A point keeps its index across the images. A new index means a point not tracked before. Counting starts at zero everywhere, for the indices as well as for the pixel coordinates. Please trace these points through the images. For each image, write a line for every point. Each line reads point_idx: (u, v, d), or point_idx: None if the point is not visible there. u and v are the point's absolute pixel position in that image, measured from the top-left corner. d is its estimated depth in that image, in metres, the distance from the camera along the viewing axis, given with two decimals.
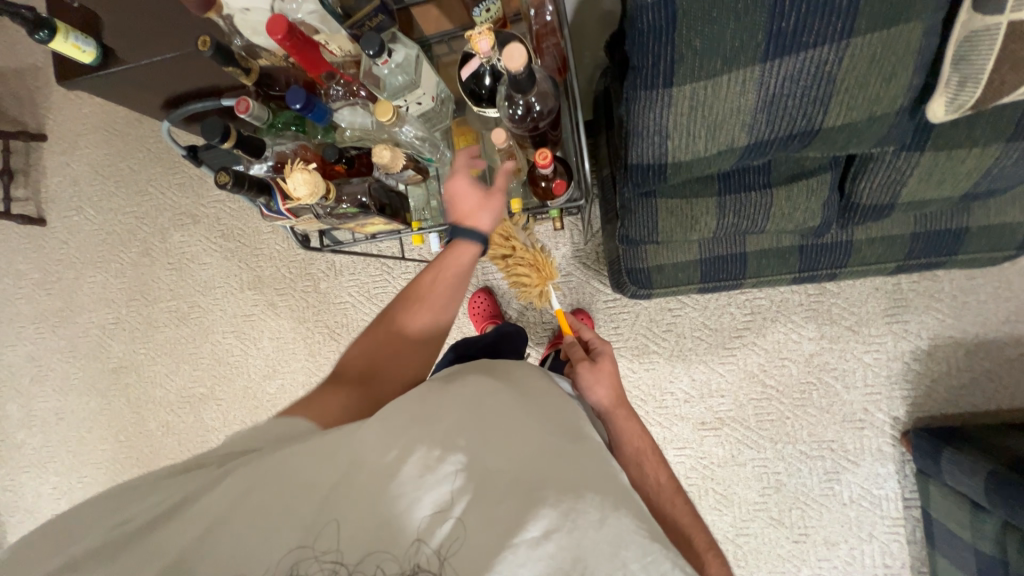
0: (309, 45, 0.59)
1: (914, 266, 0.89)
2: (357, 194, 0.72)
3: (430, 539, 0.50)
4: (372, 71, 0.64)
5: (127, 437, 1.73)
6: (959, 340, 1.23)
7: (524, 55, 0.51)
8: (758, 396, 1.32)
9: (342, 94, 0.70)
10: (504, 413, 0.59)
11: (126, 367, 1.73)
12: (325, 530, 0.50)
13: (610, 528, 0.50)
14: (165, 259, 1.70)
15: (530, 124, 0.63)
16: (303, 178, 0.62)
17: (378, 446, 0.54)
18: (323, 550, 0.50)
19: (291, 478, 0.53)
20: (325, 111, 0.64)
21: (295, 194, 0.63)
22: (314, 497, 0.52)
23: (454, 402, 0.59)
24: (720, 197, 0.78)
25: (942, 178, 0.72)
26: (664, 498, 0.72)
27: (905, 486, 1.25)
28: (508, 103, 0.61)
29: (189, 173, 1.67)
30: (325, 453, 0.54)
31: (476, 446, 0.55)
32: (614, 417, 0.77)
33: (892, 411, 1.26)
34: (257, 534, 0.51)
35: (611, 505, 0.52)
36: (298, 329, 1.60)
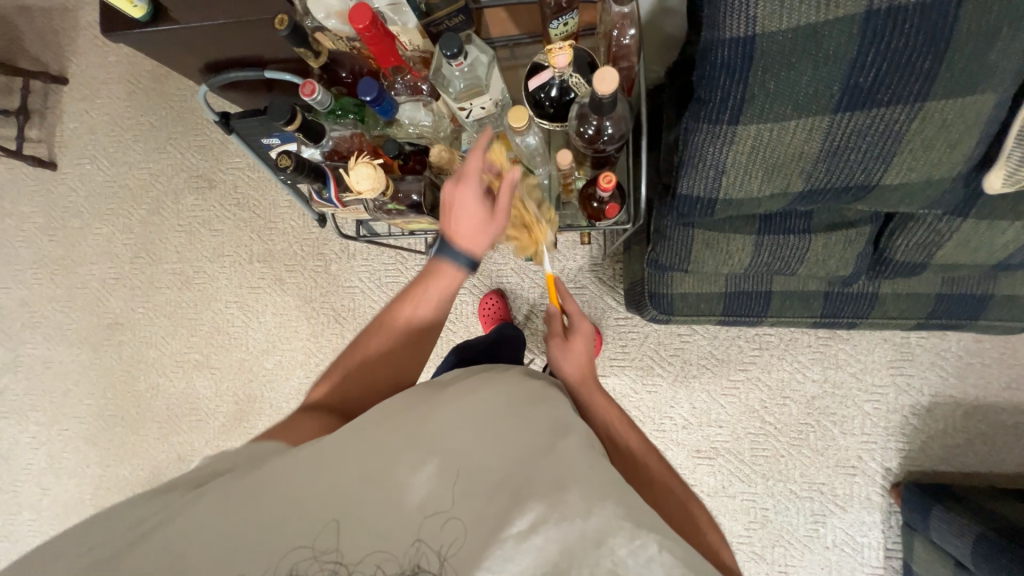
0: (387, 38, 0.59)
1: (934, 326, 0.90)
2: (411, 193, 0.69)
3: (432, 538, 0.47)
4: (441, 70, 0.63)
5: (113, 395, 1.70)
6: (958, 400, 1.24)
7: (616, 79, 0.50)
8: (755, 431, 1.33)
9: (406, 88, 0.70)
10: (497, 411, 0.59)
11: (123, 324, 1.70)
12: (325, 528, 0.47)
13: (595, 519, 0.48)
14: (175, 220, 1.67)
15: (598, 146, 0.63)
16: (367, 172, 0.61)
17: (373, 448, 0.52)
18: (324, 549, 0.46)
19: (280, 483, 0.50)
20: (392, 104, 0.63)
21: (356, 188, 0.62)
22: (312, 496, 0.49)
23: (442, 404, 0.59)
24: (758, 236, 0.78)
25: (978, 247, 0.72)
26: (637, 463, 0.69)
27: (888, 537, 1.27)
28: (579, 121, 0.61)
29: (211, 137, 1.64)
30: (319, 459, 0.52)
31: (463, 444, 0.54)
32: (584, 391, 0.76)
33: (885, 462, 1.27)
34: (249, 537, 0.47)
35: (597, 495, 0.51)
36: (302, 308, 1.58)
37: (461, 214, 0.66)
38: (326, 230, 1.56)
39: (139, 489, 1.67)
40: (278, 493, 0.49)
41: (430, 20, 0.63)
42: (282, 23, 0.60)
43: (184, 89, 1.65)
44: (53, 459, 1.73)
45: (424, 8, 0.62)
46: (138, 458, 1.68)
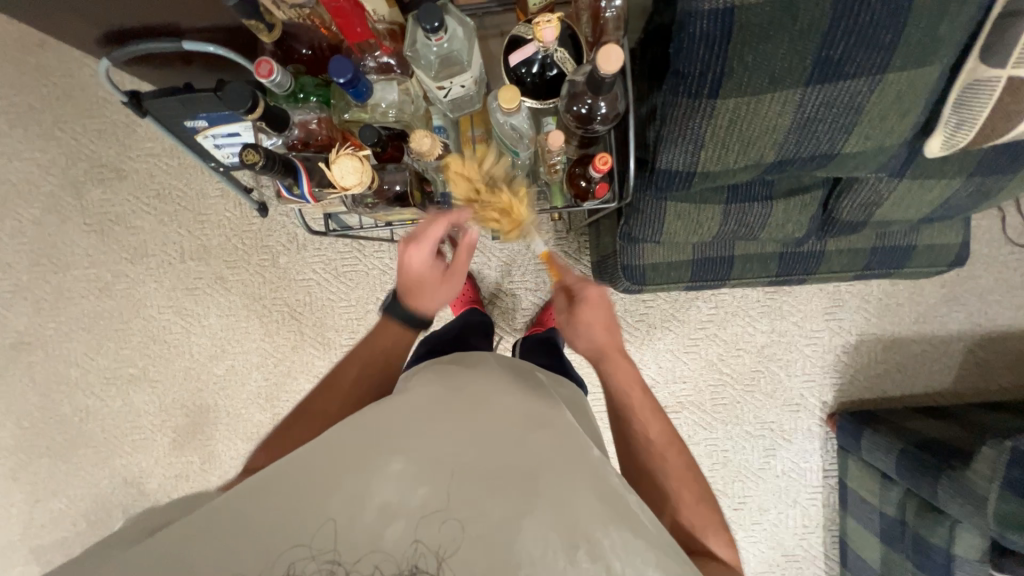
0: (353, 6, 0.53)
1: (868, 276, 1.00)
2: (395, 184, 0.67)
3: (431, 537, 0.43)
4: (418, 43, 0.58)
5: (32, 423, 1.49)
6: (879, 336, 1.42)
7: (622, 57, 0.49)
8: (715, 382, 1.44)
9: (375, 68, 0.64)
10: (467, 399, 0.54)
11: (30, 343, 1.48)
12: (322, 526, 0.42)
13: (566, 507, 0.46)
14: (80, 218, 1.44)
15: (588, 125, 0.61)
16: (352, 166, 0.57)
17: (350, 446, 0.48)
18: (320, 549, 0.42)
19: (245, 509, 0.44)
20: (366, 87, 0.58)
21: (342, 183, 0.58)
22: (295, 500, 0.44)
23: (407, 406, 0.53)
24: (725, 206, 0.81)
25: (911, 203, 0.81)
26: (653, 450, 0.74)
27: (826, 459, 1.45)
28: (570, 101, 0.58)
29: (112, 118, 1.41)
30: (283, 478, 0.46)
31: (435, 437, 0.49)
32: (606, 367, 0.81)
33: (822, 397, 1.44)
34: (242, 547, 0.42)
35: (568, 477, 0.48)
36: (251, 306, 1.46)
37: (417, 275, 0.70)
38: (268, 220, 1.43)
39: (82, 520, 1.51)
40: (253, 507, 0.44)
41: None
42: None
43: (67, 60, 1.39)
44: None
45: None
46: (75, 489, 1.50)
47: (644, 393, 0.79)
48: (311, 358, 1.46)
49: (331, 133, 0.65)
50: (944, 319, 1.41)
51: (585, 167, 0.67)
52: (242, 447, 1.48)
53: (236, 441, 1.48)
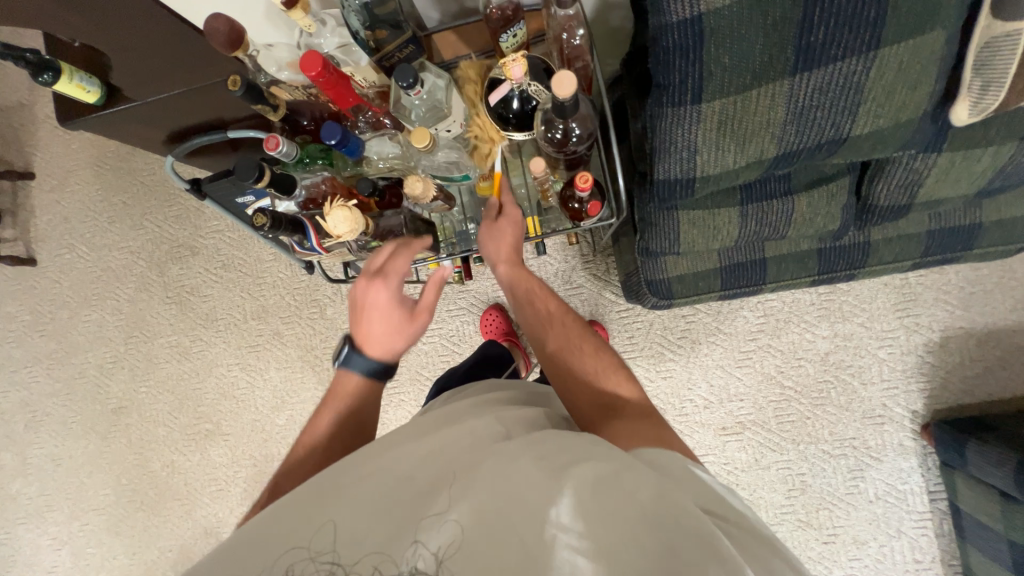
0: (341, 79, 0.61)
1: (930, 263, 0.90)
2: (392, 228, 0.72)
3: (427, 537, 0.45)
4: (401, 101, 0.65)
5: (129, 480, 1.67)
6: (969, 330, 1.24)
7: (574, 81, 0.51)
8: (776, 398, 1.32)
9: (369, 125, 0.71)
10: (429, 426, 0.62)
11: (126, 407, 1.68)
12: (323, 527, 0.48)
13: (510, 480, 0.49)
14: (163, 293, 1.66)
15: (568, 148, 0.63)
16: (343, 217, 0.62)
17: (328, 477, 0.55)
18: (320, 550, 0.46)
19: (264, 521, 0.50)
20: (359, 144, 0.65)
21: (335, 232, 0.63)
22: (288, 522, 0.50)
23: (393, 435, 0.61)
24: (742, 207, 0.78)
25: (958, 177, 0.73)
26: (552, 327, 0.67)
27: (929, 479, 1.25)
28: (546, 128, 0.61)
29: (186, 205, 1.64)
30: (297, 493, 0.53)
31: (411, 456, 0.56)
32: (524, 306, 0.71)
33: (910, 405, 1.26)
34: (242, 560, 0.47)
35: (513, 456, 0.52)
36: (306, 357, 1.57)
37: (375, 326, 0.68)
38: (315, 276, 1.56)
39: (171, 571, 1.63)
40: (268, 521, 0.50)
41: (381, 54, 0.66)
42: (236, 83, 0.61)
43: (151, 163, 1.65)
44: (77, 557, 1.69)
45: (373, 45, 0.65)
46: (164, 540, 1.64)
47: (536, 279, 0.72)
48: None
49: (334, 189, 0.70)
50: None
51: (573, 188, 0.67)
52: None
53: None
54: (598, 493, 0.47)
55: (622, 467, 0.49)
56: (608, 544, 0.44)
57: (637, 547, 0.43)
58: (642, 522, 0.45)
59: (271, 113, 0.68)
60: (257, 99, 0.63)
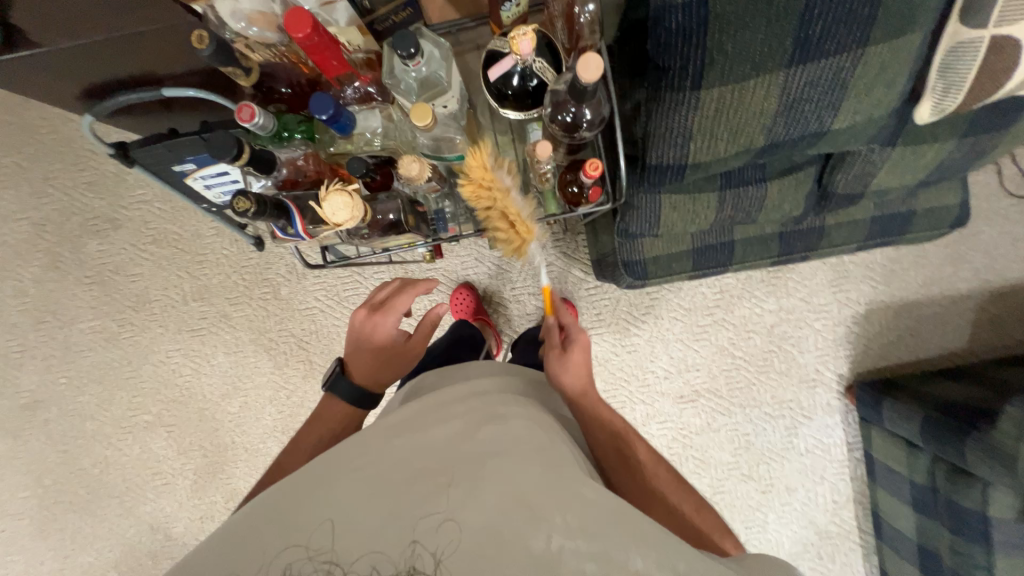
0: (328, 43, 0.55)
1: (871, 246, 0.99)
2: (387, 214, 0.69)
3: (428, 538, 0.46)
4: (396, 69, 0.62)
5: (53, 481, 1.50)
6: (888, 303, 1.41)
7: (600, 65, 0.50)
8: (728, 367, 1.43)
9: (355, 97, 0.66)
10: (430, 413, 0.62)
11: (43, 401, 1.48)
12: (319, 527, 0.47)
13: (511, 482, 0.51)
14: (79, 272, 1.45)
15: (576, 133, 0.61)
16: (342, 204, 0.60)
17: (319, 469, 0.54)
18: (317, 550, 0.46)
19: (255, 517, 0.50)
20: (349, 120, 0.60)
21: (333, 219, 0.61)
22: (279, 514, 0.50)
23: (383, 429, 0.60)
24: (720, 192, 0.80)
25: (905, 170, 0.80)
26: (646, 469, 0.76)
27: (849, 432, 1.44)
28: (556, 110, 0.59)
29: (101, 170, 1.42)
30: (286, 490, 0.52)
31: (405, 449, 0.55)
32: (582, 406, 0.81)
33: (838, 370, 1.42)
34: (230, 560, 0.47)
35: (518, 459, 0.54)
36: (258, 341, 1.46)
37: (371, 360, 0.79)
38: (265, 253, 1.43)
39: (112, 571, 1.51)
40: (260, 517, 0.50)
41: (374, 16, 0.67)
42: (202, 41, 0.58)
43: (51, 119, 1.40)
44: None
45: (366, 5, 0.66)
46: (102, 541, 1.51)
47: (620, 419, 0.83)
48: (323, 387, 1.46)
49: (319, 167, 0.68)
50: (951, 279, 1.40)
51: (576, 173, 0.68)
52: None
53: (256, 476, 1.48)
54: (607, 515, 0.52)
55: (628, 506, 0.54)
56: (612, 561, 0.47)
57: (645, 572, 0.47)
58: (646, 543, 0.50)
59: (242, 78, 0.65)
60: (228, 60, 0.60)
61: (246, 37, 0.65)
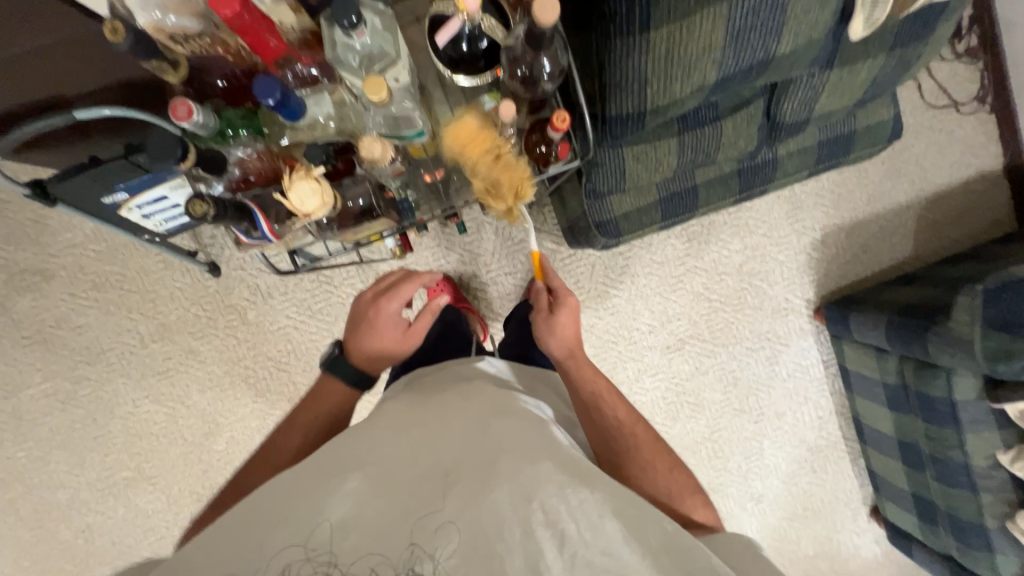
0: (259, 21, 0.55)
1: (822, 170, 1.04)
2: (357, 197, 0.70)
3: (426, 539, 0.52)
4: (340, 42, 0.58)
5: (35, 561, 1.39)
6: (841, 225, 1.50)
7: (554, 6, 0.50)
8: (706, 311, 1.49)
9: (301, 81, 0.63)
10: (438, 415, 0.67)
11: (4, 480, 1.36)
12: (320, 529, 0.53)
13: (521, 482, 0.56)
14: (16, 334, 1.32)
15: (537, 87, 0.61)
16: (310, 189, 0.61)
17: (325, 470, 0.59)
18: (317, 551, 0.52)
19: (265, 510, 0.56)
20: (299, 106, 0.59)
21: (304, 209, 0.62)
22: (285, 513, 0.55)
23: (388, 430, 0.65)
24: (679, 136, 0.82)
25: (843, 90, 0.84)
26: (629, 432, 0.79)
27: (823, 351, 1.53)
28: (515, 65, 0.59)
29: (18, 219, 1.29)
30: (292, 490, 0.57)
31: (411, 448, 0.62)
32: (567, 364, 0.86)
33: (805, 295, 1.51)
34: (240, 555, 0.52)
35: (524, 457, 0.59)
36: (234, 371, 1.38)
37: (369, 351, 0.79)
38: (224, 279, 1.35)
39: None
40: (267, 514, 0.55)
41: None
42: (115, 32, 0.57)
43: None
44: None
45: None
46: None
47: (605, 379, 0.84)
48: None
49: (274, 163, 0.68)
50: (892, 194, 1.50)
51: (542, 132, 0.68)
52: None
53: None
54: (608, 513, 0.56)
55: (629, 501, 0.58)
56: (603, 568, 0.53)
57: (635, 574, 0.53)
58: (635, 536, 0.55)
59: (171, 72, 0.64)
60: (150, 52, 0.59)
61: (164, 27, 0.60)
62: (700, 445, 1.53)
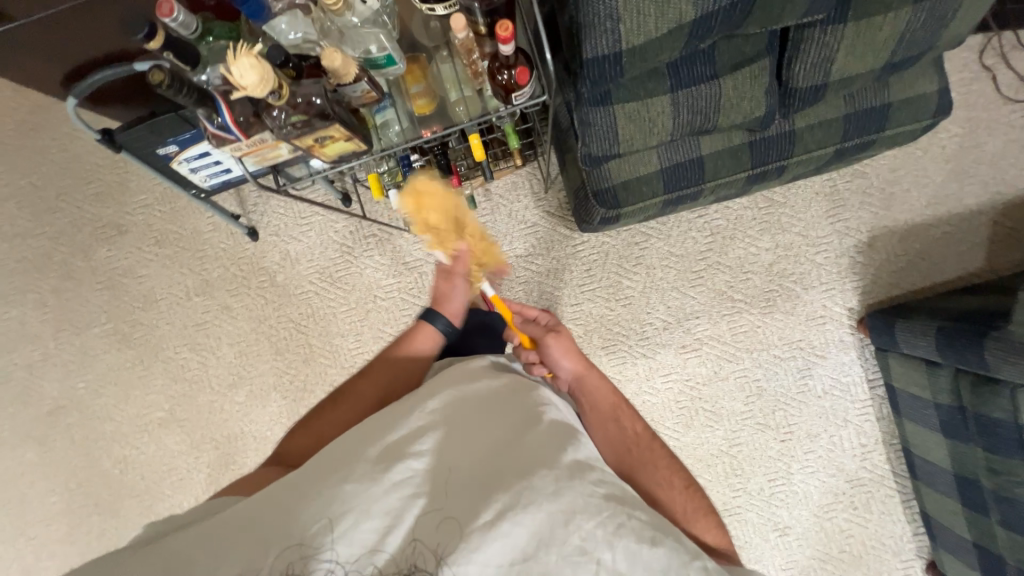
0: None
1: (851, 149, 0.95)
2: (312, 97, 0.65)
3: (432, 539, 0.52)
4: None
5: (79, 484, 1.56)
6: (892, 228, 1.34)
7: None
8: (729, 311, 1.38)
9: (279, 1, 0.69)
10: (469, 416, 0.64)
11: (65, 407, 1.55)
12: (324, 527, 0.52)
13: (559, 501, 0.55)
14: (92, 279, 1.53)
15: None
16: (251, 64, 0.56)
17: (348, 461, 0.58)
18: (319, 549, 0.51)
19: (295, 489, 0.57)
20: (261, 6, 0.66)
21: (242, 84, 0.57)
22: (301, 501, 0.55)
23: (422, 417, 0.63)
24: (673, 94, 0.80)
25: (864, 49, 0.79)
26: (646, 446, 0.76)
27: (867, 369, 1.36)
28: None
29: (107, 181, 1.51)
30: (321, 478, 0.57)
31: (447, 447, 0.60)
32: (582, 385, 0.82)
33: (847, 303, 1.36)
34: (251, 541, 0.52)
35: (564, 476, 0.57)
36: (259, 329, 1.50)
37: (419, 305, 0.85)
38: (260, 243, 1.48)
39: None
40: (288, 502, 0.55)
41: None
42: None
43: (60, 139, 1.51)
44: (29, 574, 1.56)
45: None
46: (126, 541, 1.54)
47: (618, 397, 0.81)
48: (323, 368, 1.49)
49: None
50: (958, 196, 1.33)
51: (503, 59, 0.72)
52: None
53: None
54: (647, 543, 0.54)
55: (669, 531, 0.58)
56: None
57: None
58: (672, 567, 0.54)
59: None
60: None
61: None
62: (717, 459, 1.39)
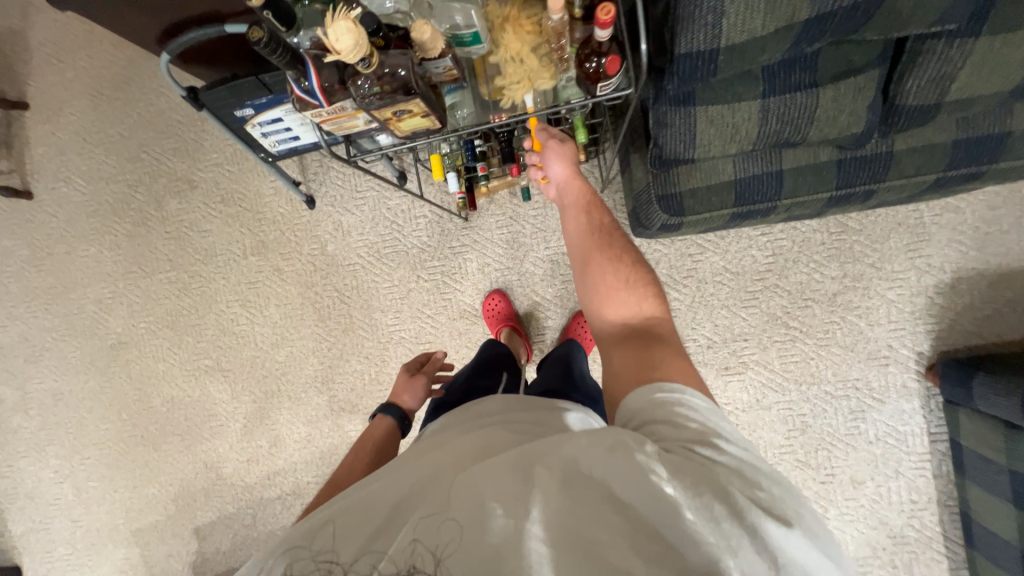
0: None
1: (955, 179, 0.86)
2: (399, 69, 0.65)
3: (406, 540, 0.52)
4: None
5: (130, 415, 1.67)
6: (982, 271, 1.22)
7: None
8: (781, 338, 1.30)
9: None
10: (441, 437, 0.66)
11: (126, 343, 1.67)
12: (318, 533, 0.55)
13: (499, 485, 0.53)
14: (161, 227, 1.63)
15: None
16: (346, 28, 0.57)
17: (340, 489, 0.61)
18: (317, 552, 0.54)
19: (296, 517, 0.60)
20: None
21: (337, 47, 0.59)
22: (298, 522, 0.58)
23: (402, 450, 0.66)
24: (764, 100, 0.75)
25: (994, 69, 0.71)
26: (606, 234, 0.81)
27: (931, 420, 1.25)
28: None
29: (183, 137, 1.60)
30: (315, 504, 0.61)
31: (414, 460, 0.61)
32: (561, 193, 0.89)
33: (916, 346, 1.25)
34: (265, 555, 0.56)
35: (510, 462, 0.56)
36: (305, 294, 1.55)
37: (401, 402, 0.93)
38: (316, 212, 1.53)
39: (172, 504, 1.65)
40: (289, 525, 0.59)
41: None
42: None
43: (148, 93, 1.61)
44: (79, 491, 1.70)
45: None
46: (165, 475, 1.66)
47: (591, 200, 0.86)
48: (360, 340, 1.52)
49: None
50: None
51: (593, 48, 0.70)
52: (303, 430, 1.57)
53: (298, 424, 1.57)
54: (565, 490, 0.52)
55: (581, 451, 0.54)
56: (579, 546, 0.48)
57: (614, 547, 0.47)
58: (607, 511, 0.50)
59: None
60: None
61: None
62: None
